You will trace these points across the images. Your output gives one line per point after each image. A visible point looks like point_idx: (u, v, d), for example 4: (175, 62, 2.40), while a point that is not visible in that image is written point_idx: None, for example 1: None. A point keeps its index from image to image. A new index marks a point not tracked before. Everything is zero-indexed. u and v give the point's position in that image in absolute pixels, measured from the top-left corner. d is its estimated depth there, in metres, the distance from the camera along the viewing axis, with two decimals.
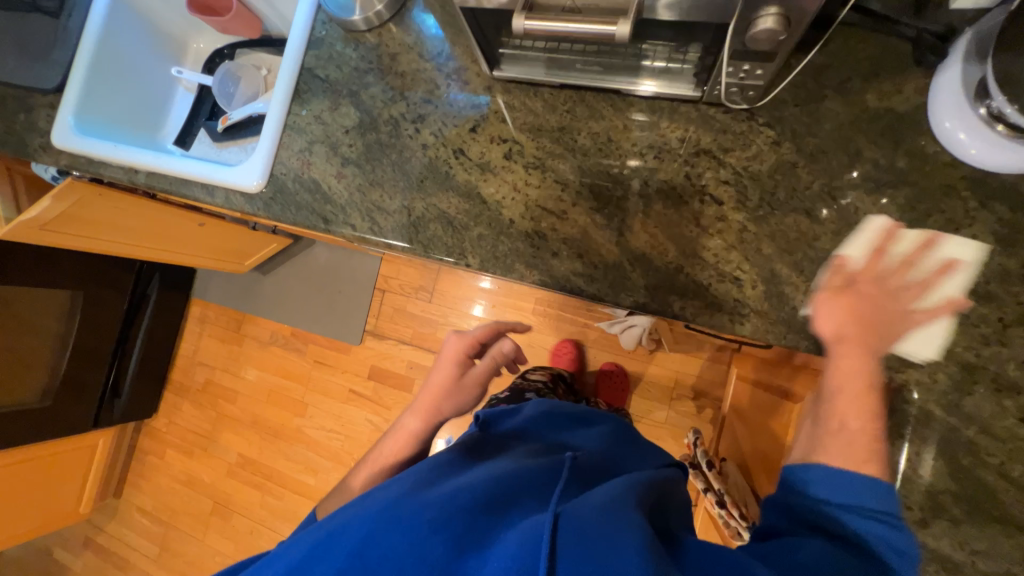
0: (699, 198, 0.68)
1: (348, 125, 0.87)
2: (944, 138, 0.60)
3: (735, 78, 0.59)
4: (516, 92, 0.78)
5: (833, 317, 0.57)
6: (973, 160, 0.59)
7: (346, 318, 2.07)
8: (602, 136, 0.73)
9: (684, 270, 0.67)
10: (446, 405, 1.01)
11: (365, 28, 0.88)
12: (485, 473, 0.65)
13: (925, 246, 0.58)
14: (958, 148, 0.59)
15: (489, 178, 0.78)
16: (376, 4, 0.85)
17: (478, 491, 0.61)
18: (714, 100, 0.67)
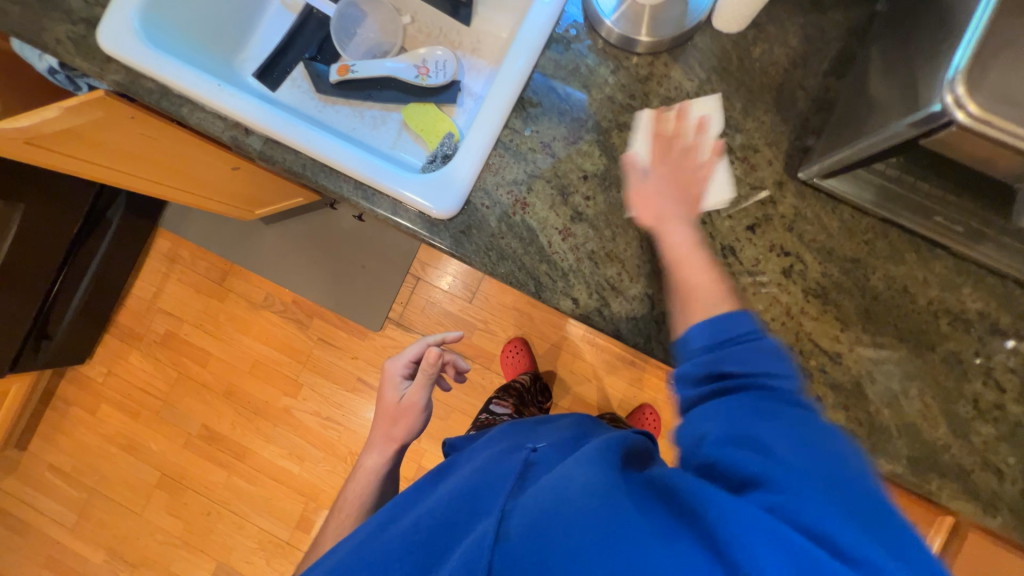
0: (982, 379, 0.65)
1: (588, 170, 0.69)
2: None
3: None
4: (810, 199, 0.67)
5: (669, 353, 0.60)
6: None
7: (365, 298, 1.82)
8: (897, 281, 0.66)
9: (950, 449, 0.65)
10: (394, 431, 0.93)
11: (621, 46, 0.70)
12: (431, 502, 0.64)
13: (693, 128, 0.66)
14: None
15: (758, 292, 0.67)
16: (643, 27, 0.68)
17: (428, 520, 0.60)
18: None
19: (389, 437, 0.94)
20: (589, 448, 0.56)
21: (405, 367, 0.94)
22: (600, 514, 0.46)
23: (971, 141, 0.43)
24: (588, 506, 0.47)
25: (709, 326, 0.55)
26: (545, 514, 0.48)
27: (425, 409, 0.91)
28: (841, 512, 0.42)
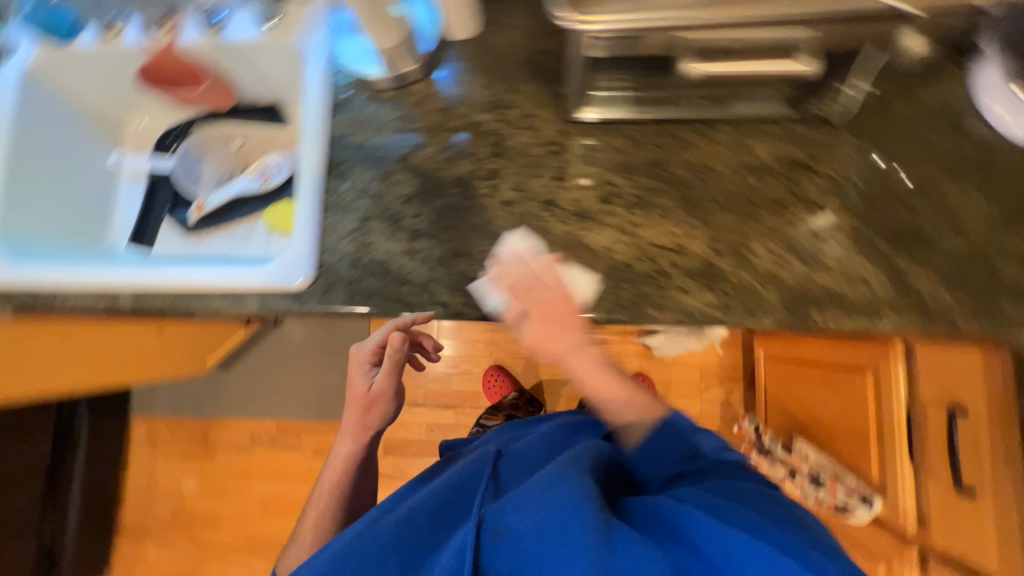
0: (807, 208, 0.71)
1: (407, 193, 0.77)
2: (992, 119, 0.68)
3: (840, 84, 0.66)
4: (594, 132, 0.75)
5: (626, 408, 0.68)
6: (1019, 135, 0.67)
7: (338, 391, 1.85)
8: (696, 163, 0.73)
9: (813, 279, 0.69)
10: (367, 420, 0.86)
11: (394, 85, 0.80)
12: (438, 485, 0.63)
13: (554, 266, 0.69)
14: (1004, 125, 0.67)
15: (590, 225, 0.74)
16: (405, 63, 0.77)
17: (435, 498, 0.60)
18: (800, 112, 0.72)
19: (361, 427, 0.87)
20: (576, 461, 0.62)
21: (372, 356, 0.87)
22: (583, 523, 0.51)
23: (609, 42, 0.51)
24: (585, 512, 0.52)
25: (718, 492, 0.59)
26: (546, 524, 0.52)
27: (397, 394, 0.87)
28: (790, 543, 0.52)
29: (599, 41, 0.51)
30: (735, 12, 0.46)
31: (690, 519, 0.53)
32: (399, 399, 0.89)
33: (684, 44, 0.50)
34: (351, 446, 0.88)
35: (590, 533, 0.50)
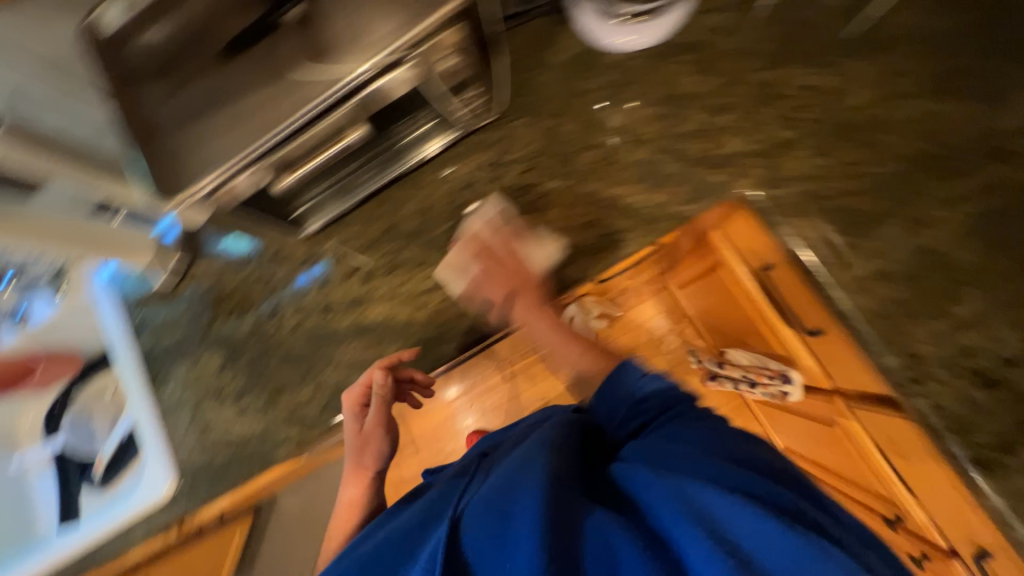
0: (519, 193, 0.79)
1: (219, 364, 0.85)
2: (625, 47, 0.78)
3: (445, 104, 0.69)
4: (333, 232, 0.84)
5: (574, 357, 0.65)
6: (651, 41, 0.77)
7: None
8: (419, 210, 0.82)
9: (553, 246, 0.76)
10: (362, 461, 0.64)
11: (176, 280, 0.90)
12: (414, 510, 0.43)
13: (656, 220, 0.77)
14: (635, 44, 0.77)
15: (367, 306, 0.81)
16: (171, 257, 0.89)
17: (421, 507, 0.42)
18: (462, 124, 0.78)
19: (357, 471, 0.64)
20: (550, 442, 0.42)
21: (362, 397, 0.69)
22: (578, 511, 0.34)
23: (221, 201, 0.62)
24: (568, 489, 0.36)
25: (704, 437, 0.41)
26: (503, 519, 0.34)
27: (393, 430, 0.66)
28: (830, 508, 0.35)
29: (210, 205, 0.61)
30: (272, 135, 0.57)
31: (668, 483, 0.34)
32: (395, 430, 0.66)
33: (269, 170, 0.60)
34: (355, 493, 0.63)
35: (580, 518, 0.33)
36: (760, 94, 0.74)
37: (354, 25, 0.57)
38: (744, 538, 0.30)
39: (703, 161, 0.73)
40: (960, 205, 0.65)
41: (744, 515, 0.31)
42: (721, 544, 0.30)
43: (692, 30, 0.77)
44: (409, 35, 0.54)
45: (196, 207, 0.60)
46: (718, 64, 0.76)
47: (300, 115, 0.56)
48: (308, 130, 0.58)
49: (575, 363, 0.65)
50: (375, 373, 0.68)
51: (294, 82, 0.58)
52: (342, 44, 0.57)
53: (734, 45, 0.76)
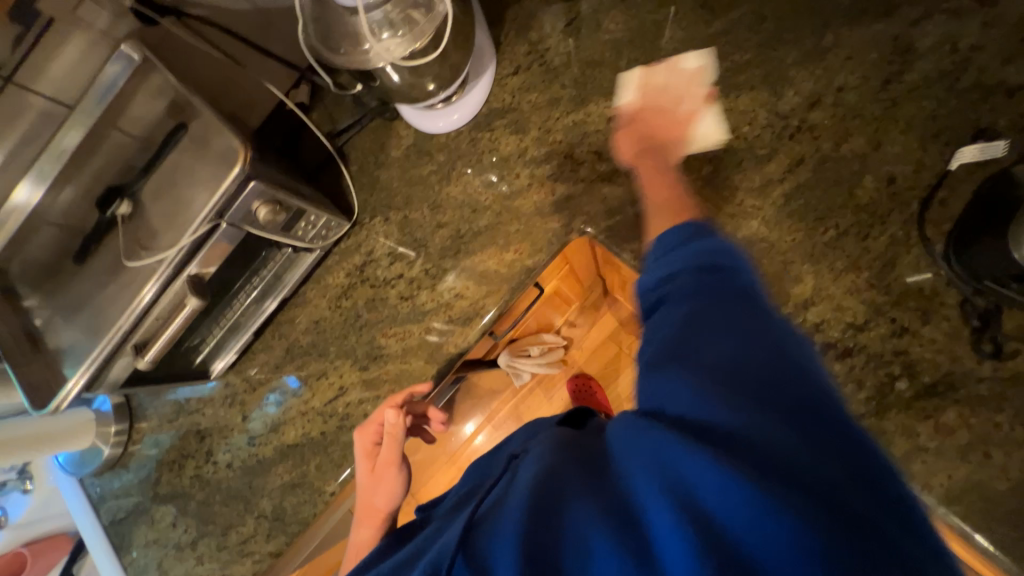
0: (390, 285, 0.83)
1: (172, 519, 0.89)
2: (462, 118, 0.83)
3: (290, 236, 0.74)
4: (243, 365, 0.90)
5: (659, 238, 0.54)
6: (477, 102, 0.82)
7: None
8: (310, 325, 0.87)
9: (431, 327, 0.80)
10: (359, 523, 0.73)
11: (122, 448, 0.95)
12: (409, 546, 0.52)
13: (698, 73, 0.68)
14: (466, 112, 0.82)
15: (285, 427, 0.85)
16: (108, 428, 0.94)
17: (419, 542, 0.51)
18: (315, 243, 0.80)
19: (370, 511, 0.72)
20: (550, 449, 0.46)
21: (376, 432, 0.74)
22: (564, 496, 0.38)
23: (104, 384, 0.68)
24: (566, 483, 0.40)
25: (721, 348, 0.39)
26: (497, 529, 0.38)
27: (400, 467, 0.72)
28: (835, 465, 0.33)
29: (97, 389, 0.68)
30: (122, 323, 0.63)
31: (654, 450, 0.36)
32: (405, 464, 0.71)
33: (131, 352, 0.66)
34: (370, 530, 0.71)
35: (564, 506, 0.38)
36: (574, 135, 0.77)
37: (173, 205, 0.64)
38: (708, 501, 0.32)
39: (540, 210, 0.77)
40: (770, 191, 0.67)
41: (707, 479, 0.33)
42: (686, 507, 0.33)
43: (501, 94, 0.82)
44: (211, 204, 0.61)
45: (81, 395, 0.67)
46: (531, 116, 0.80)
47: (139, 300, 0.62)
48: (151, 311, 0.64)
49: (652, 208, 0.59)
50: (386, 414, 0.71)
51: (132, 269, 0.64)
52: (166, 224, 0.64)
53: (540, 97, 0.80)
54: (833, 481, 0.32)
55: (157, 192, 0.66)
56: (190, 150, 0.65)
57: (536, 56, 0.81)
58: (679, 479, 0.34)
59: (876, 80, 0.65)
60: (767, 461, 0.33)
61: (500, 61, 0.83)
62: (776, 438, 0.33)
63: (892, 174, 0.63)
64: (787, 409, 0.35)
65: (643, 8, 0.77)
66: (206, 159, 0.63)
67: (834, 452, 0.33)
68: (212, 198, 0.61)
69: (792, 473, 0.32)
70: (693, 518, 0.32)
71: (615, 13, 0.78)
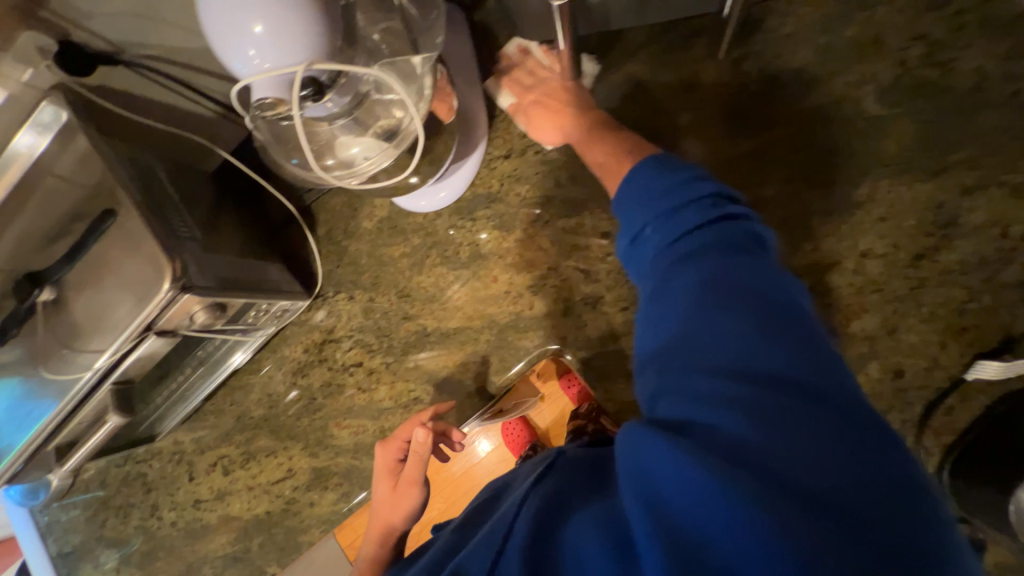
0: (348, 372, 0.78)
1: (116, 565, 0.89)
2: (450, 194, 0.73)
3: (236, 326, 0.67)
4: (192, 424, 0.86)
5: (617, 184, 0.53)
6: (465, 179, 0.72)
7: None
8: (262, 396, 0.82)
9: (386, 426, 0.75)
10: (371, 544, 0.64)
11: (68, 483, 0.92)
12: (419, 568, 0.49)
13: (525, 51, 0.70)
14: (454, 188, 0.72)
15: (230, 498, 0.83)
16: None
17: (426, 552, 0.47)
18: (268, 324, 0.74)
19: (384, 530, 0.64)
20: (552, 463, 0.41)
21: (399, 449, 0.66)
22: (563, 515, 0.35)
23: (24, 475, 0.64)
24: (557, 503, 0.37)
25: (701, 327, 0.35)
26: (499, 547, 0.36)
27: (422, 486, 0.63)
28: (843, 460, 0.29)
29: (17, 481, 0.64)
30: (40, 431, 0.59)
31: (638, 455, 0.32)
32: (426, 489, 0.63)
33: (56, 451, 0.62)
34: (378, 553, 0.64)
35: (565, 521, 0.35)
36: (561, 247, 0.69)
37: (97, 305, 0.57)
38: (687, 511, 0.28)
39: (515, 324, 0.70)
40: None
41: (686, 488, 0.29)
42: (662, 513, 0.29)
43: (488, 179, 0.73)
44: (137, 323, 0.54)
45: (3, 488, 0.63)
46: (517, 214, 0.71)
47: (57, 413, 0.57)
48: (73, 417, 0.59)
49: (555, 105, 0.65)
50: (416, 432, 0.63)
51: (49, 373, 0.58)
52: (89, 326, 0.57)
53: (531, 193, 0.71)
54: (838, 487, 0.28)
55: (82, 285, 0.58)
56: (119, 243, 0.57)
57: (533, 140, 0.71)
58: (655, 480, 0.30)
59: (907, 252, 0.57)
60: (767, 469, 0.28)
61: (491, 139, 0.73)
62: (771, 439, 0.29)
63: (902, 368, 0.57)
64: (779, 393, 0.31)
65: (661, 108, 0.66)
66: (134, 260, 0.56)
67: (848, 453, 0.29)
68: (137, 316, 0.54)
69: (787, 481, 0.28)
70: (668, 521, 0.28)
71: (629, 107, 0.68)
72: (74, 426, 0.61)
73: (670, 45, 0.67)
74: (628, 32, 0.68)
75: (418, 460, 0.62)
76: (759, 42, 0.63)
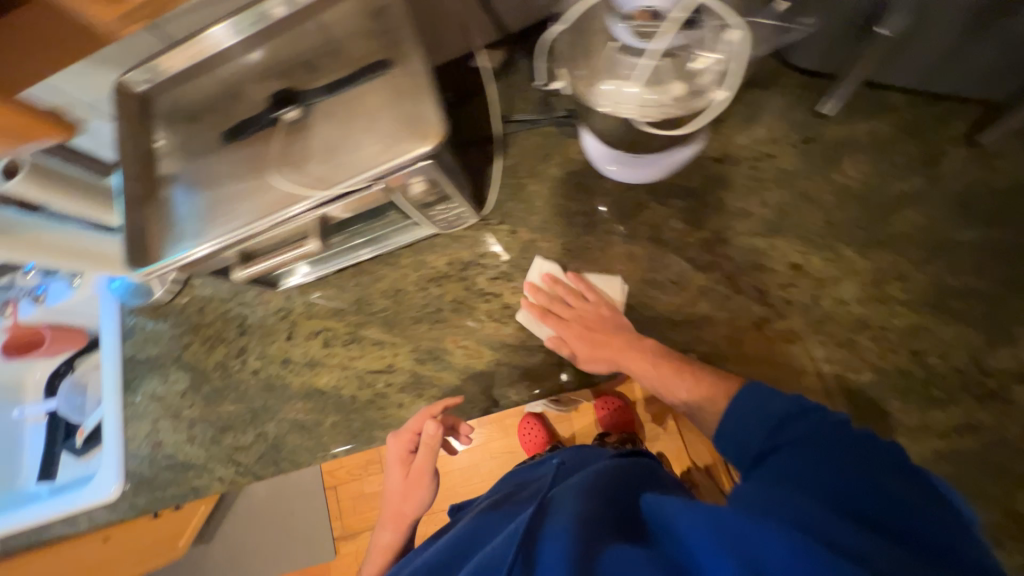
0: (484, 299, 0.79)
1: (182, 389, 0.91)
2: (653, 173, 0.74)
3: (424, 213, 0.69)
4: (310, 290, 0.88)
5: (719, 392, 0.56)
6: (674, 166, 0.74)
7: (294, 538, 1.55)
8: (389, 289, 0.84)
9: (503, 361, 0.76)
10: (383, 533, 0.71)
11: (171, 295, 0.96)
12: (446, 539, 0.57)
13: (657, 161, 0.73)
14: (659, 170, 0.74)
15: (320, 370, 0.84)
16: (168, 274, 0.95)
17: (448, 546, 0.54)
18: (438, 224, 0.76)
19: (398, 519, 0.70)
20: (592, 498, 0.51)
21: (410, 441, 0.70)
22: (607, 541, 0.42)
23: (187, 267, 0.66)
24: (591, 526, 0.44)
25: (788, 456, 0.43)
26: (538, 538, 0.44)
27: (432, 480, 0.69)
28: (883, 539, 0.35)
29: (181, 271, 0.66)
30: (241, 231, 0.60)
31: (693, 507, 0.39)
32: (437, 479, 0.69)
33: (236, 255, 0.64)
34: (396, 540, 0.71)
35: (601, 544, 0.41)
36: (745, 261, 0.70)
37: (339, 139, 0.60)
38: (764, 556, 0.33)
39: (671, 315, 0.70)
40: (927, 439, 0.59)
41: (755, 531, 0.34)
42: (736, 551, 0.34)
43: (692, 174, 0.75)
44: (383, 166, 0.57)
45: (168, 272, 0.65)
46: (710, 216, 0.72)
47: (267, 220, 0.59)
48: (273, 230, 0.61)
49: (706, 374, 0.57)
50: (428, 424, 0.67)
51: (272, 182, 0.61)
52: (324, 155, 0.60)
53: (732, 201, 0.72)
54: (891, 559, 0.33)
55: (332, 117, 0.61)
56: (384, 92, 0.60)
57: (751, 155, 0.73)
58: (726, 523, 0.36)
59: None
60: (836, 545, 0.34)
61: (710, 139, 0.75)
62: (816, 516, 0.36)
63: None
64: (835, 501, 0.38)
65: (893, 171, 0.68)
66: (392, 112, 0.59)
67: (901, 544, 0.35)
68: (386, 159, 0.57)
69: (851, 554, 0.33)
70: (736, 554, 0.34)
71: (859, 159, 0.69)
72: (266, 240, 0.63)
73: (921, 118, 0.69)
74: (882, 93, 0.70)
75: (428, 458, 0.68)
76: (1013, 147, 0.65)
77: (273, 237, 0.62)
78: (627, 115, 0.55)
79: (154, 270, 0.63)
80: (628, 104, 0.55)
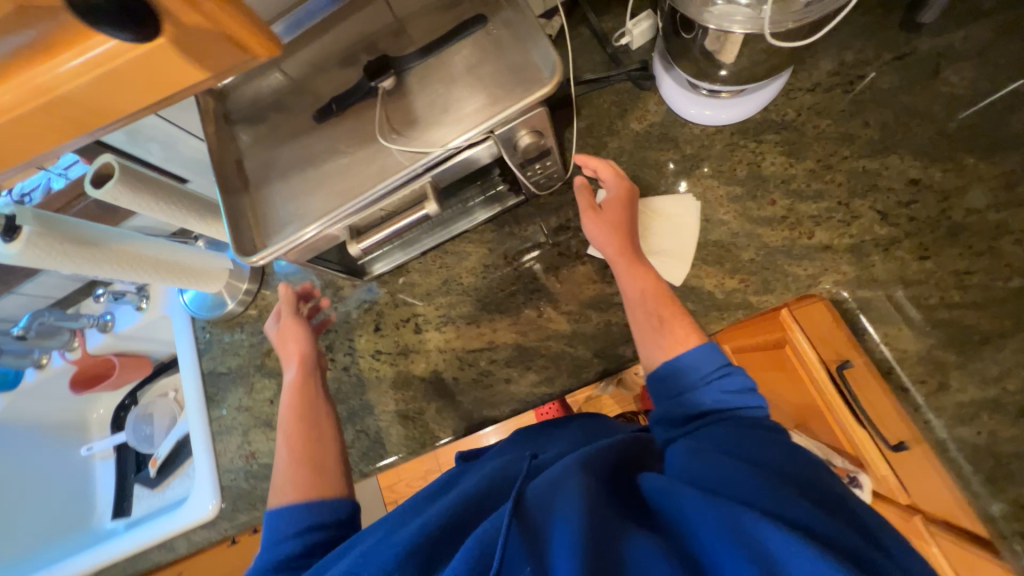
0: (582, 262, 0.76)
1: (272, 396, 0.88)
2: (732, 113, 0.73)
3: (523, 173, 0.67)
4: (392, 279, 0.86)
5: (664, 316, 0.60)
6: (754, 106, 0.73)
7: None
8: (477, 265, 0.82)
9: (613, 321, 0.73)
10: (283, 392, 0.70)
11: (243, 307, 0.94)
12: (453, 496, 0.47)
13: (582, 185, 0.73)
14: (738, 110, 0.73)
15: (415, 357, 0.81)
16: (241, 283, 0.93)
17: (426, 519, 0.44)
18: (529, 188, 0.74)
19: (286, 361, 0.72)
20: (595, 459, 0.45)
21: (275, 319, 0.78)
22: (612, 523, 0.37)
23: (292, 254, 0.64)
24: (601, 505, 0.39)
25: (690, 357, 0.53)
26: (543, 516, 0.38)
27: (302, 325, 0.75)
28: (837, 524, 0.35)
29: (284, 257, 0.64)
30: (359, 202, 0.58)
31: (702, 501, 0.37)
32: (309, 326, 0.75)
33: (346, 231, 0.62)
34: (299, 376, 0.70)
35: (617, 531, 0.37)
36: (857, 186, 0.67)
37: (442, 98, 0.59)
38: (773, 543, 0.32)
39: (788, 250, 0.67)
40: None
41: (765, 529, 0.33)
42: (742, 538, 0.33)
43: (782, 108, 0.73)
44: (502, 116, 0.55)
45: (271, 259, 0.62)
46: (811, 146, 0.70)
47: (383, 189, 0.57)
48: (387, 200, 0.59)
49: (649, 328, 0.59)
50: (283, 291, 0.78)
51: (379, 151, 0.59)
52: (429, 117, 0.59)
53: (831, 128, 0.70)
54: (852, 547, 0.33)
55: (429, 80, 0.60)
56: (483, 48, 0.59)
57: (842, 80, 0.71)
58: (735, 517, 0.34)
59: None
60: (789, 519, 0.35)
61: (797, 71, 0.73)
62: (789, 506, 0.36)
63: None
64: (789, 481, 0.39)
65: (1000, 76, 0.66)
66: (497, 65, 0.58)
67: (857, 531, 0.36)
68: (506, 109, 0.54)
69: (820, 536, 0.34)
70: (741, 541, 0.32)
71: (963, 67, 0.67)
72: (379, 212, 0.61)
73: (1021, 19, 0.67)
74: (972, 1, 0.69)
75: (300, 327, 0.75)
76: None
77: (387, 208, 0.61)
78: (735, 29, 0.53)
79: (263, 256, 0.61)
80: (735, 20, 0.54)
